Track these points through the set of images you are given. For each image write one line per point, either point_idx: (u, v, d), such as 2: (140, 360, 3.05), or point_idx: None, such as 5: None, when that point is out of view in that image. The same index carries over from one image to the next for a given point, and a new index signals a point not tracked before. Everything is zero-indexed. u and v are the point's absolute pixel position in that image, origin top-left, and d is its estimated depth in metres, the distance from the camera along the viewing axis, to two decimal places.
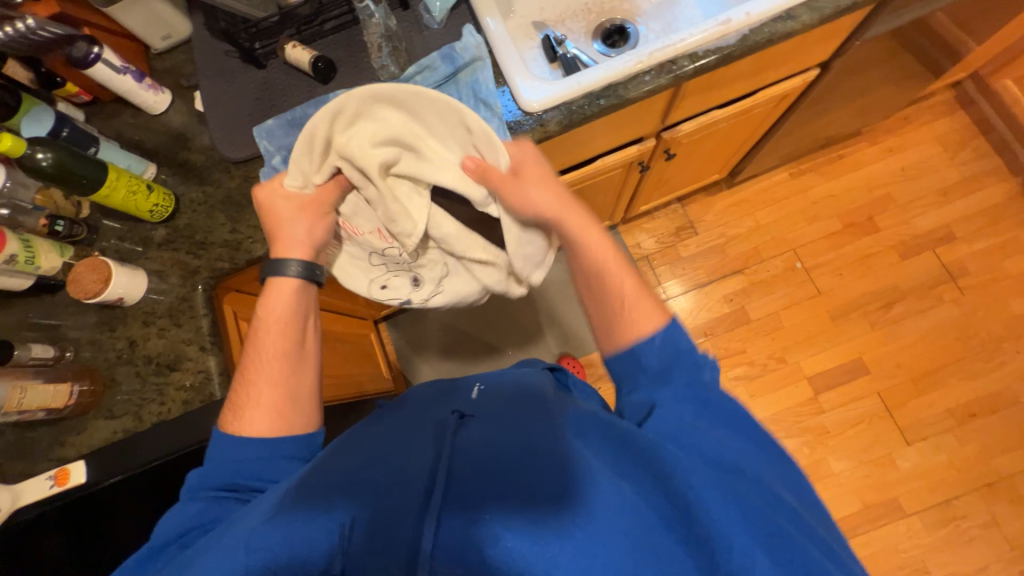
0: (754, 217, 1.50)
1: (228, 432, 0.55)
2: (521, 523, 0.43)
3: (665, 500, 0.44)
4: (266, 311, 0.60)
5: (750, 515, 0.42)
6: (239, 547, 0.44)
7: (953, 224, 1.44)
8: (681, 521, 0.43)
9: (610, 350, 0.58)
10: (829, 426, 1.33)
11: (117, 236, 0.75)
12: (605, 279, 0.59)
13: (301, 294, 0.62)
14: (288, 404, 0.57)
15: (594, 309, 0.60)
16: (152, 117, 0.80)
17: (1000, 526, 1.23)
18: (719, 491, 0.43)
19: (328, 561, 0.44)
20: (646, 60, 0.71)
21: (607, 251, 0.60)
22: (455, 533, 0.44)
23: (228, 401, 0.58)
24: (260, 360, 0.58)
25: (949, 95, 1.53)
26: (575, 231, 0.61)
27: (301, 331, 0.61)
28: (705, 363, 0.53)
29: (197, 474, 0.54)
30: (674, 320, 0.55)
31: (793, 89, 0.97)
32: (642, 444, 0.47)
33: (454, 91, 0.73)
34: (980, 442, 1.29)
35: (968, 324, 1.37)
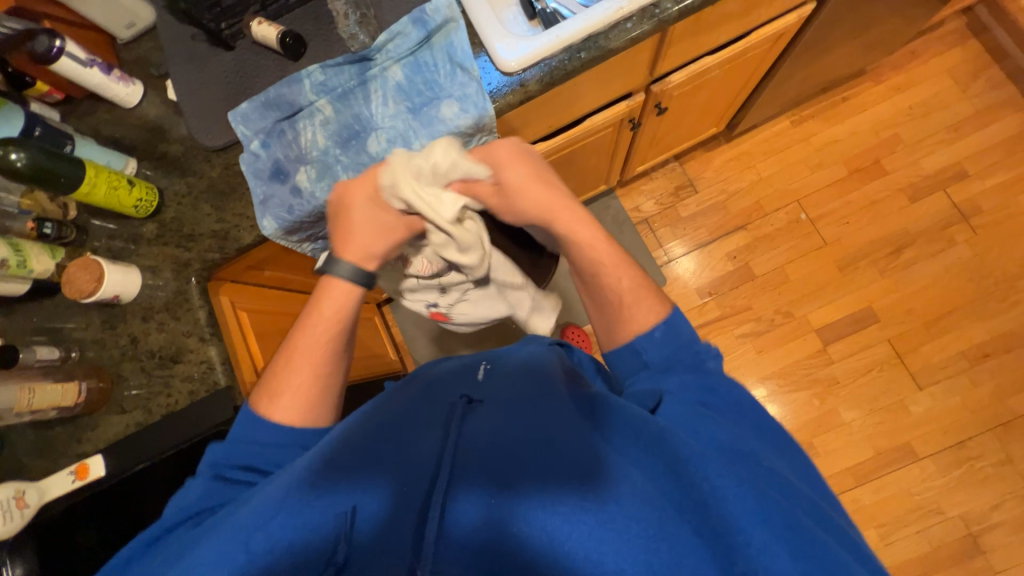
0: (755, 169, 1.45)
1: (257, 412, 0.56)
2: (531, 511, 0.43)
3: (674, 484, 0.43)
4: (313, 310, 0.61)
5: (766, 506, 0.41)
6: (237, 545, 0.44)
7: (965, 161, 1.38)
8: (692, 509, 0.42)
9: (611, 345, 0.61)
10: (839, 376, 1.33)
11: (108, 235, 0.75)
12: (601, 278, 0.62)
13: (354, 297, 0.62)
14: (317, 393, 0.58)
15: (597, 317, 0.64)
16: (126, 111, 0.78)
17: (1014, 463, 1.23)
18: (736, 482, 0.42)
19: (336, 547, 0.44)
20: (626, 6, 0.67)
21: (604, 251, 0.62)
22: (465, 518, 0.44)
23: (263, 383, 0.59)
24: (298, 349, 0.59)
25: (960, 22, 1.44)
26: (567, 231, 0.63)
27: (344, 330, 0.61)
28: (705, 356, 0.55)
29: (221, 448, 0.55)
30: (674, 312, 0.58)
31: (789, 27, 0.91)
32: (653, 426, 0.46)
33: (429, 57, 0.70)
34: (994, 382, 1.28)
35: (982, 264, 1.33)
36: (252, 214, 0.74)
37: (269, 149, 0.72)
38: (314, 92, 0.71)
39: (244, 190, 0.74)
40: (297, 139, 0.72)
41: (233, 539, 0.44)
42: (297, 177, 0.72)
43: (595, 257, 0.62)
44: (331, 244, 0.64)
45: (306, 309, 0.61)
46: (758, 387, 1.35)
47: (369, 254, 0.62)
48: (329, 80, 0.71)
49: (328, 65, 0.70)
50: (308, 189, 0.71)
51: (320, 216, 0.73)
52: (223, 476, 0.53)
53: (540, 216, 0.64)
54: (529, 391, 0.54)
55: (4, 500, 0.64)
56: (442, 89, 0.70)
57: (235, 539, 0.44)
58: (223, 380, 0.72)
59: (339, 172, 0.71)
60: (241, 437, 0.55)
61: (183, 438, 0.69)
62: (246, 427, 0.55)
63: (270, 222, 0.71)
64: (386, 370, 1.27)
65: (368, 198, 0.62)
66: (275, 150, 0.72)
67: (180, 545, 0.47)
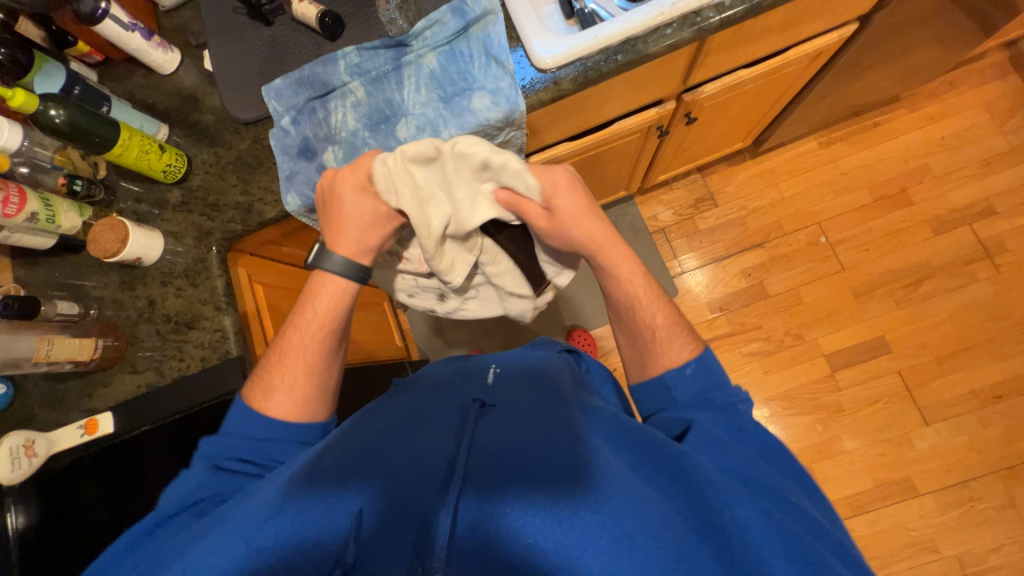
0: (777, 188, 1.44)
1: (252, 406, 0.58)
2: (540, 518, 0.43)
3: (693, 508, 0.44)
4: (308, 306, 0.61)
5: (787, 538, 0.41)
6: (239, 535, 0.44)
7: (994, 198, 1.35)
8: (710, 533, 0.42)
9: (640, 378, 0.62)
10: (845, 404, 1.31)
11: (134, 198, 0.76)
12: (637, 314, 0.62)
13: (351, 294, 0.63)
14: (313, 393, 0.59)
15: (628, 343, 0.64)
16: (162, 78, 0.79)
17: (1017, 508, 1.21)
18: (758, 512, 0.42)
19: (343, 547, 0.44)
20: (668, 11, 0.67)
21: (641, 286, 0.63)
22: (475, 522, 0.45)
23: (259, 379, 0.60)
24: (296, 346, 0.60)
25: (1002, 56, 1.41)
26: (608, 264, 0.63)
27: (340, 330, 0.62)
28: (735, 399, 0.55)
29: (215, 442, 0.56)
30: (707, 352, 0.59)
31: (828, 46, 0.90)
32: (671, 449, 0.47)
33: (465, 47, 0.70)
34: (1003, 424, 1.25)
35: (1001, 303, 1.31)
36: (276, 188, 0.75)
37: (300, 127, 0.73)
38: (349, 73, 0.71)
39: (271, 164, 0.75)
40: (328, 118, 0.72)
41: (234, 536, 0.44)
42: (324, 156, 0.72)
43: (632, 295, 0.63)
44: (324, 234, 0.64)
45: (300, 305, 0.62)
46: (760, 407, 1.34)
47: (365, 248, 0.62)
48: (364, 63, 0.71)
49: (364, 48, 0.71)
50: (334, 169, 0.72)
51: None
52: (220, 466, 0.55)
53: (585, 244, 0.64)
54: (542, 403, 0.56)
55: (15, 446, 0.65)
56: (475, 80, 0.70)
57: (237, 536, 0.44)
58: (235, 349, 0.72)
59: (365, 154, 0.72)
60: (236, 431, 0.56)
61: (191, 403, 0.70)
62: (238, 421, 0.56)
63: (294, 198, 0.72)
64: (391, 356, 1.28)
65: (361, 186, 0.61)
66: (305, 127, 0.73)
67: (182, 541, 0.47)
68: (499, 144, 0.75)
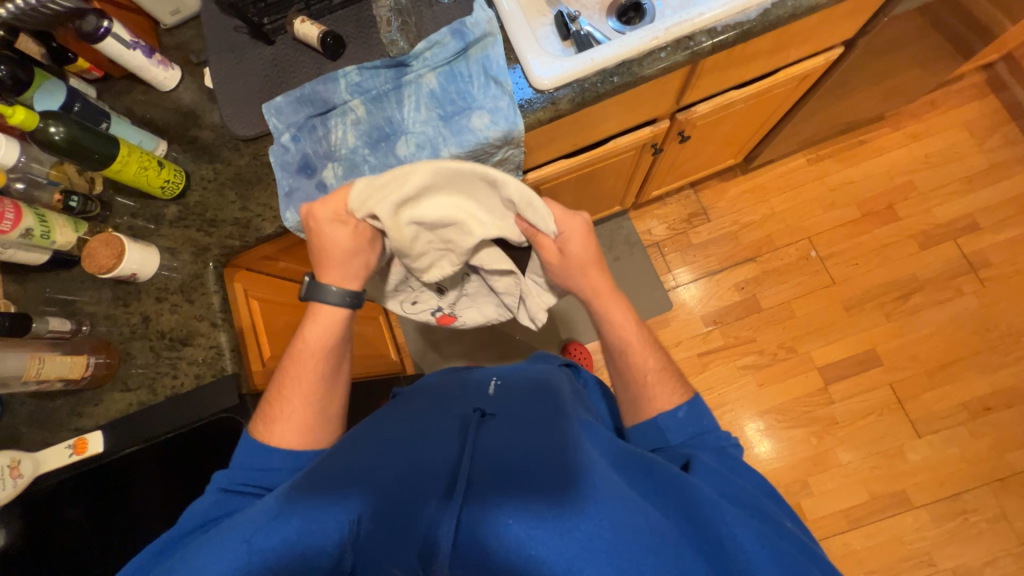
0: (768, 204, 1.46)
1: (255, 437, 0.59)
2: (541, 528, 0.43)
3: (694, 530, 0.44)
4: (305, 337, 0.62)
5: (782, 563, 0.42)
6: (244, 542, 0.46)
7: (977, 214, 1.39)
8: (708, 552, 0.43)
9: (633, 420, 0.62)
10: (838, 417, 1.32)
11: (131, 214, 0.76)
12: (627, 358, 0.63)
13: (342, 321, 0.63)
14: (314, 421, 0.60)
15: (619, 386, 0.65)
16: (162, 94, 0.80)
17: (1010, 520, 1.22)
18: (755, 537, 0.43)
19: (339, 554, 0.46)
20: (662, 36, 0.69)
21: (632, 334, 0.64)
22: (475, 533, 0.45)
23: (261, 410, 0.61)
24: (295, 378, 0.60)
25: (981, 78, 1.47)
26: (604, 313, 0.66)
27: (337, 356, 0.62)
28: (727, 442, 0.56)
29: (226, 470, 0.57)
30: (697, 398, 0.60)
31: (816, 69, 0.93)
32: (671, 469, 0.48)
33: (464, 68, 0.72)
34: (994, 436, 1.27)
35: (987, 316, 1.33)
36: (275, 204, 0.75)
37: (299, 144, 0.73)
38: (349, 92, 0.72)
39: (270, 180, 0.75)
40: (328, 136, 0.73)
41: (240, 540, 0.46)
42: (324, 172, 0.72)
43: (626, 339, 0.64)
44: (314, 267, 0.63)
45: (297, 337, 0.62)
46: (755, 420, 1.34)
47: (354, 274, 0.62)
48: (365, 82, 0.72)
49: (366, 67, 0.72)
50: (334, 186, 0.72)
51: None
52: (228, 488, 0.55)
53: (587, 295, 0.66)
54: (543, 413, 0.56)
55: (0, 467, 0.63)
56: (474, 100, 0.71)
57: (237, 543, 0.46)
58: (230, 366, 0.72)
59: (365, 171, 0.72)
60: (250, 450, 0.58)
61: (184, 421, 0.69)
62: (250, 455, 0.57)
63: (293, 215, 0.72)
64: (386, 370, 1.27)
65: (335, 216, 0.60)
66: (304, 144, 0.73)
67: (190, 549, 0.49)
68: (497, 162, 0.76)
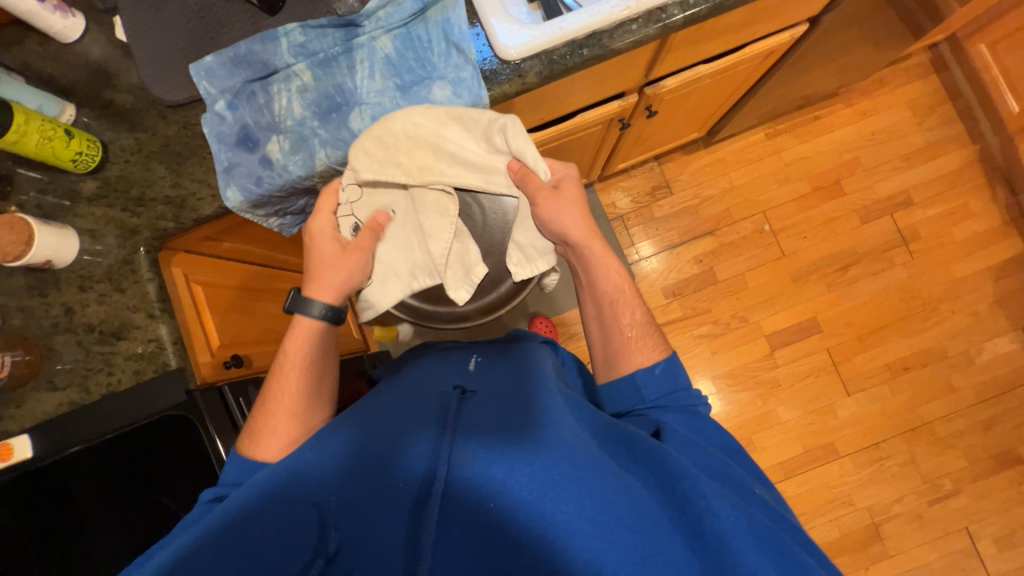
0: (728, 178, 1.50)
1: (244, 455, 0.58)
2: (519, 505, 0.46)
3: (672, 500, 0.46)
4: (289, 350, 0.63)
5: (757, 530, 0.44)
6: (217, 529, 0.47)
7: (912, 190, 1.49)
8: (685, 523, 0.45)
9: (613, 373, 0.65)
10: (781, 379, 1.43)
11: (38, 189, 0.67)
12: (615, 309, 0.66)
13: (324, 337, 0.64)
14: (300, 433, 0.60)
15: (602, 338, 0.68)
16: (63, 47, 0.68)
17: (917, 463, 1.39)
18: (732, 506, 0.45)
19: (323, 541, 0.48)
20: (634, 6, 0.65)
21: (625, 284, 0.67)
22: (460, 513, 0.48)
23: (248, 426, 0.61)
24: (281, 390, 0.61)
25: (925, 57, 1.53)
26: (596, 259, 0.67)
27: (319, 369, 0.64)
28: (697, 401, 0.61)
29: (217, 487, 0.57)
30: (673, 357, 0.63)
31: (780, 45, 0.92)
32: (648, 442, 0.50)
33: (423, 31, 0.65)
34: (910, 392, 1.42)
35: (914, 286, 1.46)
36: (213, 181, 0.67)
37: (237, 112, 0.65)
38: (292, 54, 0.65)
39: (204, 154, 0.67)
40: (270, 104, 0.66)
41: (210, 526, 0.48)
42: (267, 146, 0.66)
43: (618, 292, 0.67)
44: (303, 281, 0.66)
45: (279, 348, 0.64)
46: (707, 385, 1.43)
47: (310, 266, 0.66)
48: (310, 43, 0.65)
49: (310, 26, 0.64)
50: (280, 161, 0.66)
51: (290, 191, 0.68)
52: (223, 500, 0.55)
53: (577, 237, 0.66)
54: (522, 388, 0.59)
55: None
56: (434, 69, 0.65)
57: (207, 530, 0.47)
58: (174, 361, 0.67)
59: (315, 146, 0.66)
60: (242, 476, 0.57)
61: (122, 423, 0.65)
62: (239, 471, 0.57)
63: (234, 193, 0.65)
64: (350, 348, 1.24)
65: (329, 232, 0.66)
66: (243, 113, 0.65)
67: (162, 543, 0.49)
68: None
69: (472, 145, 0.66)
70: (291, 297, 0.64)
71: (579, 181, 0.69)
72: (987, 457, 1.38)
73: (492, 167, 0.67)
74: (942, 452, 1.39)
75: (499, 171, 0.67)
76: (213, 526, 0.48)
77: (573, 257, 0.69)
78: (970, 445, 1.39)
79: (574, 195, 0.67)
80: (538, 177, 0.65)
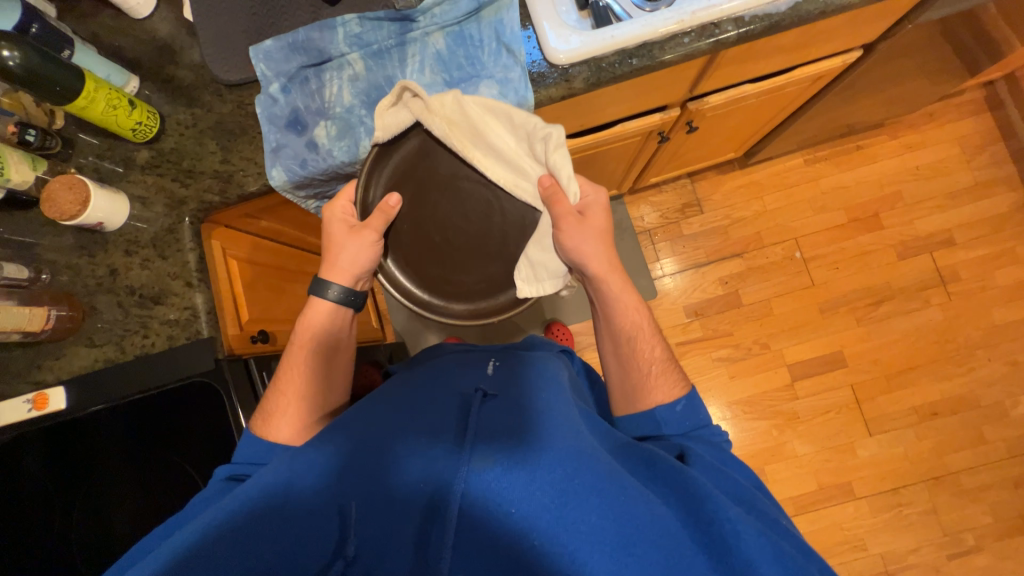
0: (761, 201, 1.47)
1: (256, 434, 0.62)
2: (539, 514, 0.46)
3: (694, 520, 0.46)
4: (305, 325, 0.67)
5: (783, 557, 0.43)
6: (244, 507, 0.50)
7: (955, 230, 1.44)
8: (709, 544, 0.44)
9: (628, 409, 0.65)
10: (800, 411, 1.39)
11: (96, 154, 0.70)
12: (634, 344, 0.66)
13: (340, 315, 0.69)
14: (310, 410, 0.65)
15: (619, 372, 0.66)
16: (133, 22, 0.72)
17: (938, 514, 1.33)
18: (757, 532, 0.44)
19: (343, 540, 0.48)
20: (688, 20, 0.65)
21: (644, 320, 0.67)
22: (478, 519, 0.47)
23: (262, 406, 0.65)
24: (294, 368, 0.66)
25: (979, 94, 1.48)
26: (618, 292, 0.67)
27: (331, 343, 0.68)
28: (720, 437, 0.60)
29: (229, 466, 0.61)
30: (694, 394, 0.63)
31: (831, 70, 0.91)
32: (670, 462, 0.50)
33: (475, 30, 0.66)
34: (937, 439, 1.36)
35: (949, 328, 1.40)
36: (260, 160, 0.69)
37: (290, 96, 0.67)
38: (347, 44, 0.67)
39: (255, 133, 0.69)
40: (322, 90, 0.67)
41: (240, 503, 0.50)
42: (315, 130, 0.67)
43: (637, 325, 0.67)
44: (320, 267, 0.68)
45: (296, 325, 0.68)
46: (722, 410, 1.40)
47: (348, 271, 0.67)
48: (366, 34, 0.67)
49: (367, 18, 0.66)
50: (326, 146, 0.67)
51: (331, 176, 0.69)
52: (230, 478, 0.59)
53: (599, 271, 0.65)
54: (540, 399, 0.58)
55: None
56: (483, 68, 0.66)
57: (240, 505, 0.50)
58: (207, 330, 0.68)
59: (360, 134, 0.67)
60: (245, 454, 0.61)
61: (151, 384, 0.66)
62: (249, 448, 0.61)
63: (279, 173, 0.67)
64: (368, 336, 1.25)
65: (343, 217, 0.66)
66: (295, 97, 0.67)
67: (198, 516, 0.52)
68: None
69: (511, 144, 0.62)
70: (310, 281, 0.68)
71: (609, 212, 0.66)
72: (1015, 515, 1.31)
73: (523, 171, 0.62)
74: (967, 505, 1.33)
75: (529, 179, 0.63)
76: (240, 502, 0.50)
77: (589, 288, 0.68)
78: (997, 501, 1.32)
79: (598, 224, 0.65)
80: (567, 200, 0.61)
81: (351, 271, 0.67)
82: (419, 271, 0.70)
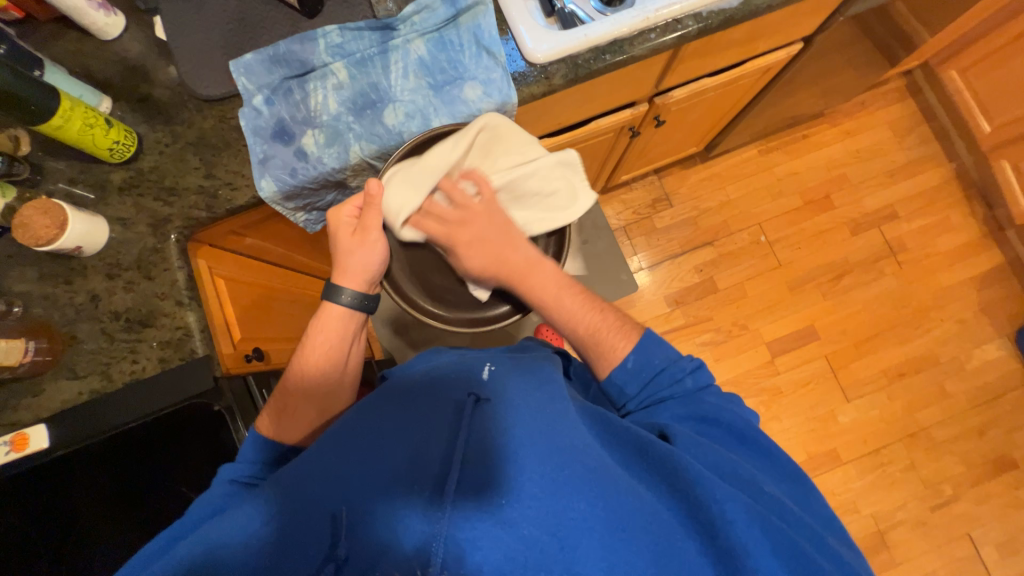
0: (724, 191, 1.56)
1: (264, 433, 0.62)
2: (539, 518, 0.44)
3: (686, 504, 0.48)
4: (314, 332, 0.65)
5: (768, 532, 0.46)
6: (234, 531, 0.46)
7: (896, 205, 1.57)
8: (700, 527, 0.47)
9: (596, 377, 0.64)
10: (782, 386, 1.46)
11: (66, 178, 0.67)
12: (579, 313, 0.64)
13: (351, 322, 0.66)
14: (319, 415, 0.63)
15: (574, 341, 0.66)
16: (101, 44, 0.70)
17: (917, 469, 1.41)
18: (746, 517, 0.46)
19: (331, 547, 0.44)
20: (652, 17, 0.70)
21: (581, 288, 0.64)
22: (474, 531, 0.44)
23: (272, 404, 0.64)
24: (304, 371, 0.64)
25: (901, 83, 1.65)
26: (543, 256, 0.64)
27: (340, 351, 0.66)
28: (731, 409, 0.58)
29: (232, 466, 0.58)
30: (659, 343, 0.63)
31: (777, 62, 0.99)
32: (661, 447, 0.51)
33: (454, 36, 0.69)
34: (906, 398, 1.46)
35: (904, 294, 1.52)
36: (247, 172, 0.68)
37: (274, 107, 0.67)
38: (329, 54, 0.68)
39: (240, 146, 0.68)
40: (306, 100, 0.68)
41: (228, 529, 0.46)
42: (302, 139, 0.68)
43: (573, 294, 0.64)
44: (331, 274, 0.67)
45: (305, 331, 0.66)
46: None
47: (363, 274, 0.65)
48: (347, 44, 0.68)
49: (348, 28, 0.68)
50: (315, 154, 0.67)
51: (322, 183, 0.70)
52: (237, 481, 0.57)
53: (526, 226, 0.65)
54: (540, 395, 0.53)
55: None
56: (466, 70, 0.69)
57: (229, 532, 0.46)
58: (201, 349, 0.66)
59: (350, 140, 0.68)
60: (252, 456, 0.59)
61: (146, 410, 0.63)
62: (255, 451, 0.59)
63: (268, 183, 0.67)
64: None
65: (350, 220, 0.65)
66: (280, 108, 0.68)
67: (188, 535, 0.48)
68: None
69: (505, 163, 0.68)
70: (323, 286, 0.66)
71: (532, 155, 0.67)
72: (983, 461, 1.41)
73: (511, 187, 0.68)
74: (940, 458, 1.42)
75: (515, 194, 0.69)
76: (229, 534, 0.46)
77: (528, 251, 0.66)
78: (966, 450, 1.42)
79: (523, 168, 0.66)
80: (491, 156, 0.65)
81: (365, 272, 0.65)
82: (423, 282, 0.74)
